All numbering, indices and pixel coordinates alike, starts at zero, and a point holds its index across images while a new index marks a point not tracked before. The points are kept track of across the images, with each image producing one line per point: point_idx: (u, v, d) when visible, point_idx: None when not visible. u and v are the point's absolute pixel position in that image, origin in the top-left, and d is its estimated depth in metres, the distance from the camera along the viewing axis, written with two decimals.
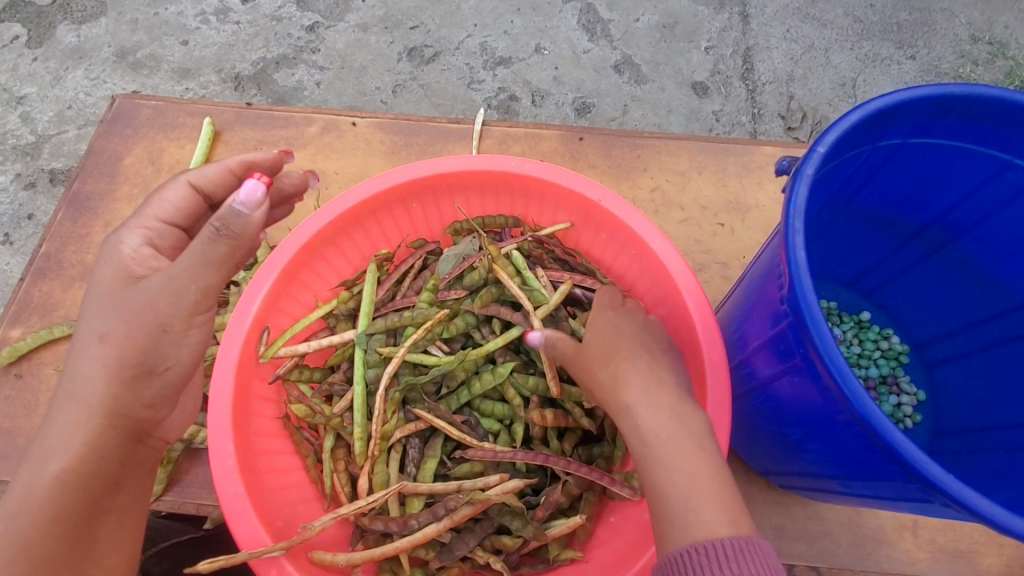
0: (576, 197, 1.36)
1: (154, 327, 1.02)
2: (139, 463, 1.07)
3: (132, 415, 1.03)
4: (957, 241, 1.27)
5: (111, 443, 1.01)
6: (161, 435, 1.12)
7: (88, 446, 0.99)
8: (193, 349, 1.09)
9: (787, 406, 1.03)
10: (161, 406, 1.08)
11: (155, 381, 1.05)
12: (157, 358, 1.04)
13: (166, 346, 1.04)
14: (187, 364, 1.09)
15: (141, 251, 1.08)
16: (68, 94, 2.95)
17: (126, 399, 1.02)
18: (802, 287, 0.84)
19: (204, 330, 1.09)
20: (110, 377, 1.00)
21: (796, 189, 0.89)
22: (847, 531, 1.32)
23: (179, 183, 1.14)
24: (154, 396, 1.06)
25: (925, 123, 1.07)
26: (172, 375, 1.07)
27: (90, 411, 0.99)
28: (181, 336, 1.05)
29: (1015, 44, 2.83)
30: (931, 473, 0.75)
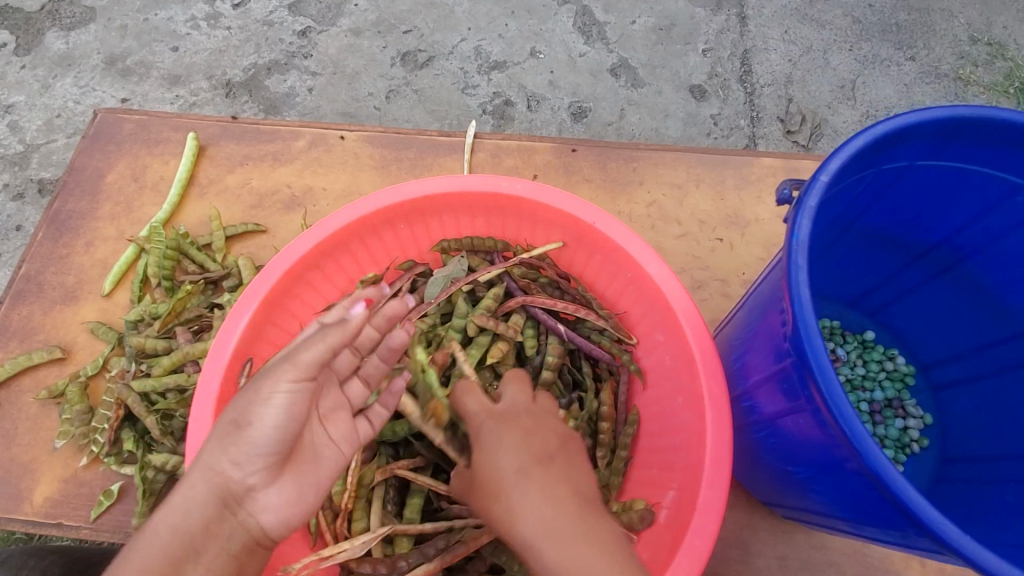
0: (569, 218, 1.32)
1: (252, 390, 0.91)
2: (224, 540, 0.91)
3: (221, 472, 0.90)
4: (965, 263, 1.23)
5: (201, 498, 0.90)
6: (256, 517, 0.93)
7: (183, 497, 0.91)
8: (284, 416, 0.90)
9: (793, 444, 0.99)
10: (252, 471, 0.91)
11: (246, 442, 0.89)
12: (250, 414, 0.89)
13: (257, 405, 0.89)
14: (281, 431, 0.90)
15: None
16: (56, 102, 2.89)
17: (220, 454, 0.90)
18: (808, 328, 0.80)
19: (295, 394, 0.90)
20: (218, 435, 0.91)
21: (799, 222, 0.85)
22: (852, 562, 1.27)
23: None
24: (242, 458, 0.90)
25: (933, 145, 1.03)
26: (264, 443, 0.90)
27: (198, 462, 0.92)
28: (267, 395, 0.89)
29: (1015, 44, 2.78)
30: (944, 532, 0.72)
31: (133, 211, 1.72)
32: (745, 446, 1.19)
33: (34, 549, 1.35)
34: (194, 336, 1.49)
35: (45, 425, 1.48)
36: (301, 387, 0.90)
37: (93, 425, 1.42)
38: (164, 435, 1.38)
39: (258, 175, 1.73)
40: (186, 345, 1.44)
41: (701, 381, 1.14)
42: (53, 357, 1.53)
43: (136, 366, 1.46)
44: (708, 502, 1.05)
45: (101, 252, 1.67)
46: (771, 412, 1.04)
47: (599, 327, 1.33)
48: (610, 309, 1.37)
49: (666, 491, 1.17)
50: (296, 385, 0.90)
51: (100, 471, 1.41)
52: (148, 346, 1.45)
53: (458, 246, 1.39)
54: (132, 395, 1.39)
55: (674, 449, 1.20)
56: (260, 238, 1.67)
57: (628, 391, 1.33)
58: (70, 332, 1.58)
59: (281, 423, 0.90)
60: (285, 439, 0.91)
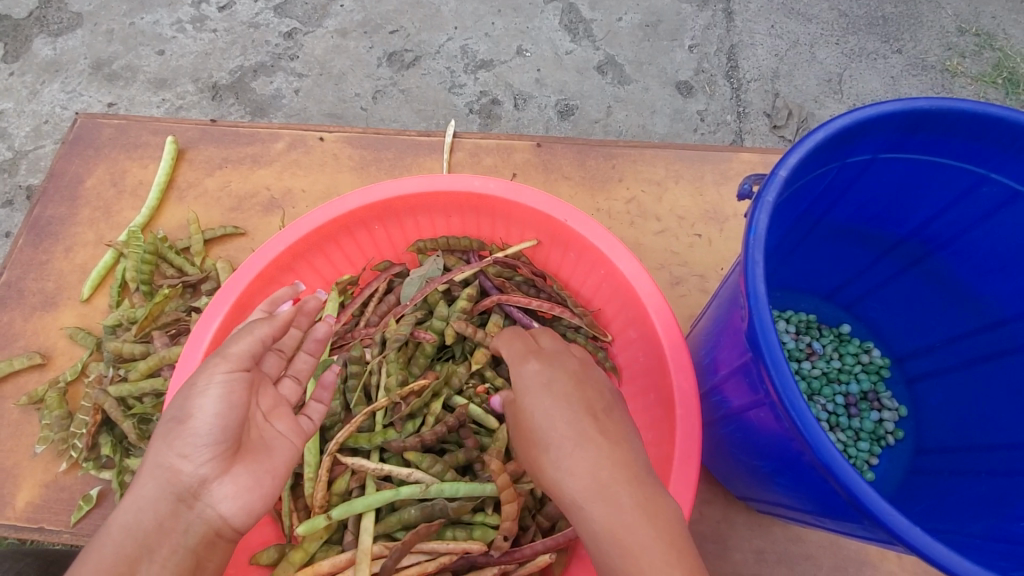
0: (542, 215, 1.32)
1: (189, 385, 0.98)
2: (183, 537, 0.92)
3: (171, 468, 0.93)
4: (935, 255, 1.24)
5: (153, 496, 0.92)
6: (215, 509, 0.94)
7: (137, 498, 0.92)
8: (223, 404, 0.96)
9: (758, 439, 1.00)
10: (201, 461, 0.94)
11: (188, 433, 0.93)
12: (190, 408, 0.95)
13: (196, 396, 0.96)
14: (222, 418, 0.95)
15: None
16: (44, 108, 2.88)
17: (165, 450, 0.94)
18: (763, 325, 0.81)
19: (229, 383, 0.98)
20: (162, 437, 0.95)
21: (756, 217, 0.86)
22: (829, 553, 1.28)
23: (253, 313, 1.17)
24: (189, 448, 0.93)
25: (896, 138, 1.04)
26: (207, 432, 0.94)
27: (148, 465, 0.94)
28: (202, 387, 0.97)
29: (1001, 35, 2.79)
30: (894, 524, 0.73)
31: (113, 216, 1.72)
32: (717, 441, 1.20)
33: (15, 555, 1.35)
34: (171, 339, 1.49)
35: (26, 431, 1.48)
36: (234, 375, 0.99)
37: (71, 431, 1.42)
38: (141, 440, 1.38)
39: (238, 177, 1.73)
40: (164, 349, 1.44)
41: (671, 377, 1.14)
42: (33, 363, 1.53)
43: (114, 370, 1.46)
44: (677, 498, 1.05)
45: (81, 257, 1.67)
46: (738, 406, 1.05)
47: (574, 326, 1.33)
48: (585, 306, 1.37)
49: None
50: (228, 374, 0.98)
51: (79, 476, 1.42)
52: (125, 351, 1.45)
53: (434, 245, 1.39)
54: (109, 399, 1.40)
55: (647, 445, 1.20)
56: (240, 241, 1.67)
57: None
58: (50, 338, 1.58)
59: (224, 410, 0.96)
60: (229, 427, 0.96)
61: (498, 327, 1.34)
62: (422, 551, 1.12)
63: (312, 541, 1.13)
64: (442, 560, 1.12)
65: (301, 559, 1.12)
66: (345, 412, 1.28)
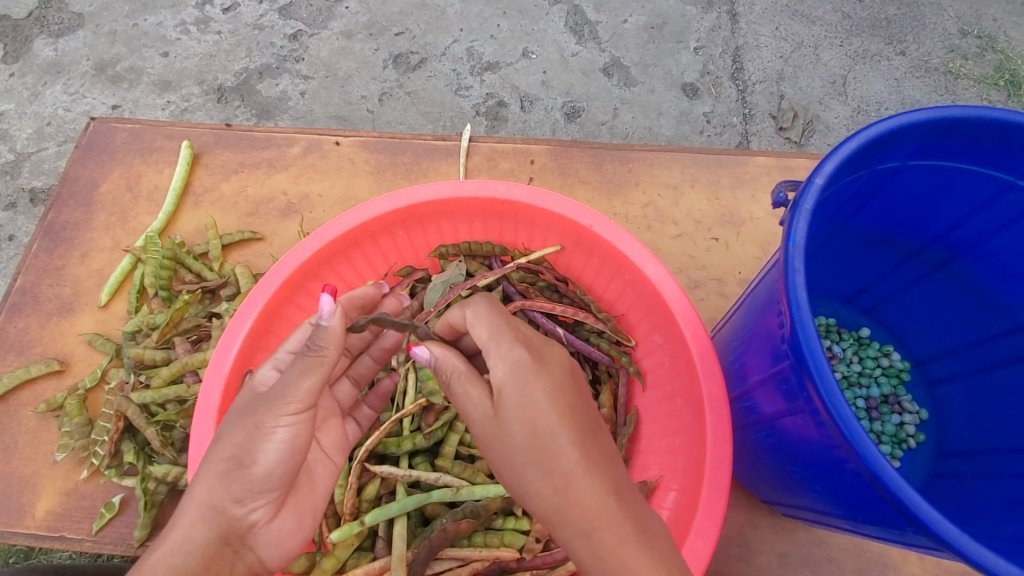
0: (567, 221, 1.32)
1: (250, 425, 0.91)
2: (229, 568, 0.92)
3: (225, 511, 0.90)
4: (958, 260, 1.25)
5: (202, 540, 0.89)
6: (256, 552, 0.95)
7: (182, 537, 0.88)
8: (286, 448, 0.93)
9: (792, 444, 1.01)
10: (255, 507, 0.93)
11: (246, 480, 0.91)
12: (254, 452, 0.91)
13: (260, 441, 0.91)
14: (283, 463, 0.94)
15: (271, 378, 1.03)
16: (46, 110, 2.87)
17: (221, 492, 0.90)
18: (805, 333, 0.82)
19: (296, 427, 0.94)
20: (214, 474, 0.90)
21: (795, 225, 0.87)
22: (852, 556, 1.29)
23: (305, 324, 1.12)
24: (247, 493, 0.92)
25: (925, 145, 1.05)
26: (265, 479, 0.93)
27: (196, 501, 0.90)
28: (269, 431, 0.92)
29: (1003, 37, 2.81)
30: (941, 530, 0.75)
31: (128, 221, 1.71)
32: (745, 445, 1.21)
33: (36, 564, 1.34)
34: (193, 345, 1.50)
35: (44, 438, 1.48)
36: (302, 419, 0.94)
37: (92, 438, 1.42)
38: (166, 447, 1.38)
39: (254, 182, 1.73)
40: (186, 355, 1.45)
41: (700, 383, 1.15)
42: (51, 370, 1.52)
43: (135, 377, 1.45)
44: (709, 504, 1.06)
45: (97, 262, 1.66)
46: (770, 412, 1.06)
47: (598, 331, 1.34)
48: (608, 311, 1.37)
49: (667, 492, 1.18)
50: (298, 418, 0.93)
51: (100, 484, 1.41)
52: (147, 357, 1.45)
53: (456, 251, 1.40)
54: (131, 407, 1.38)
55: (674, 450, 1.21)
56: (257, 246, 1.67)
57: (627, 393, 1.33)
58: (67, 344, 1.58)
59: (288, 457, 0.94)
60: (287, 472, 0.95)
61: None
62: (454, 556, 1.13)
63: (344, 549, 1.13)
64: (475, 565, 1.12)
65: (334, 567, 1.12)
66: (372, 418, 1.29)
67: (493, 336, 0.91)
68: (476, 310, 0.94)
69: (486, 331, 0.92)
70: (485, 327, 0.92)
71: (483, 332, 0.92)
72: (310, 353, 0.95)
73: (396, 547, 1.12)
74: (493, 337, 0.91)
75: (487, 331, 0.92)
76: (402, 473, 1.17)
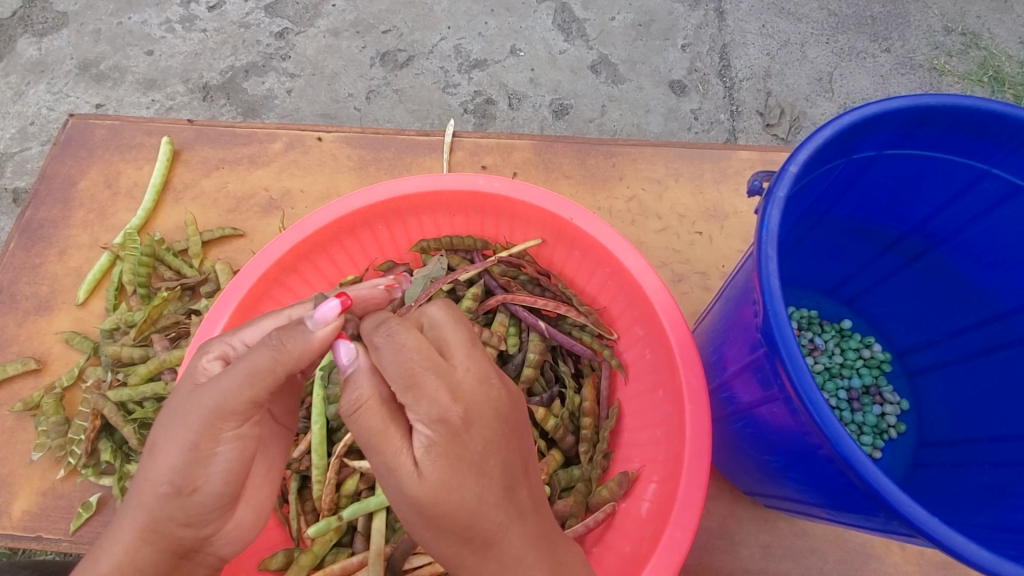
0: (547, 214, 1.32)
1: (188, 446, 0.85)
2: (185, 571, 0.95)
3: (171, 532, 0.89)
4: (936, 249, 1.26)
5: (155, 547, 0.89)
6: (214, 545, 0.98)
7: (129, 557, 0.86)
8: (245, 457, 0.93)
9: (769, 434, 1.01)
10: (205, 525, 0.92)
11: (190, 504, 0.88)
12: (196, 477, 0.87)
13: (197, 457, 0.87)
14: (229, 481, 0.91)
15: (213, 368, 0.91)
16: (29, 110, 2.83)
17: (165, 516, 0.88)
18: (777, 320, 0.82)
19: (241, 444, 0.89)
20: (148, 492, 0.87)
21: (768, 212, 0.87)
22: (834, 547, 1.29)
23: (283, 314, 0.95)
24: (195, 517, 0.90)
25: (900, 134, 1.05)
26: (212, 500, 0.90)
27: (137, 520, 0.87)
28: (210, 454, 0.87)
29: (987, 35, 2.83)
30: (914, 516, 0.74)
31: (107, 218, 1.69)
32: (726, 436, 1.21)
33: (9, 564, 1.31)
34: (171, 343, 1.47)
35: (21, 438, 1.45)
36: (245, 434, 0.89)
37: (69, 437, 1.39)
38: (141, 445, 1.37)
39: (234, 178, 1.71)
40: (164, 352, 1.43)
41: (680, 374, 1.15)
42: (29, 369, 1.50)
43: (112, 374, 1.44)
44: (688, 495, 1.06)
45: (74, 260, 1.64)
46: (748, 401, 1.06)
47: (580, 324, 1.34)
48: (590, 305, 1.37)
49: (648, 483, 1.18)
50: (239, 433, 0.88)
51: (78, 483, 1.39)
52: (124, 355, 1.43)
53: (437, 245, 1.39)
54: (108, 404, 1.38)
55: (655, 442, 1.20)
56: (238, 243, 1.65)
57: (610, 385, 1.33)
58: (44, 343, 1.55)
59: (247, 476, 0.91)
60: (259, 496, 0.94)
61: (503, 327, 1.34)
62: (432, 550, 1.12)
63: (321, 545, 1.13)
64: None
65: (311, 562, 1.11)
66: None
67: (409, 386, 0.76)
68: (399, 343, 0.77)
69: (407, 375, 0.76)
70: (399, 373, 0.76)
71: (399, 376, 0.76)
72: (269, 352, 0.82)
73: (374, 543, 1.10)
74: (412, 386, 0.76)
75: (409, 373, 0.76)
76: None
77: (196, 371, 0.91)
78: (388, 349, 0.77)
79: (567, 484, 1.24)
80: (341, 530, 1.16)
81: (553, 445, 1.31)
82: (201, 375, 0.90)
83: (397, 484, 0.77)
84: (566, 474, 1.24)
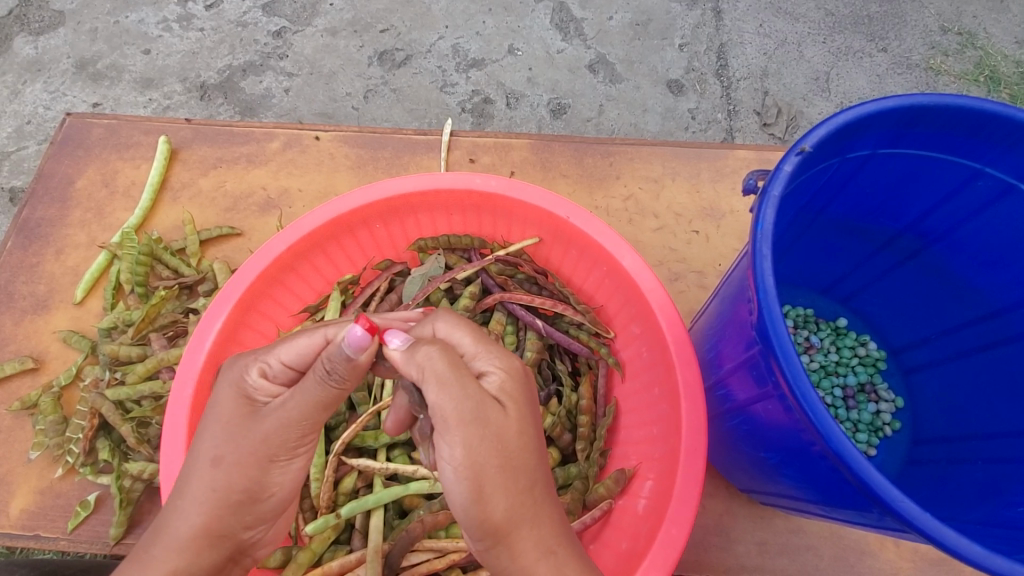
0: (544, 213, 1.32)
1: (261, 456, 0.89)
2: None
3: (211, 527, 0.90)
4: (931, 248, 1.27)
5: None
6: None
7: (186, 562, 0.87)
8: None
9: (765, 432, 1.02)
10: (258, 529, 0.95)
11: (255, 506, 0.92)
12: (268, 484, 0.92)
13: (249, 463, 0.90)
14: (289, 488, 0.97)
15: (263, 386, 0.91)
16: (26, 109, 2.83)
17: (229, 519, 0.90)
18: (772, 318, 0.82)
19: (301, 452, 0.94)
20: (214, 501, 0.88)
21: (762, 210, 0.87)
22: (830, 544, 1.30)
23: (318, 332, 0.91)
24: (256, 519, 0.94)
25: (894, 134, 1.06)
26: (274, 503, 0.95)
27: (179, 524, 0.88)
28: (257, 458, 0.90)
29: (982, 34, 2.84)
30: (907, 511, 0.75)
31: (104, 217, 1.69)
32: (722, 434, 1.22)
33: (8, 564, 1.31)
34: (169, 341, 1.48)
35: (18, 437, 1.45)
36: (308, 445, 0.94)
37: (67, 436, 1.40)
38: (140, 444, 1.37)
39: (232, 177, 1.71)
40: (161, 351, 1.43)
41: (676, 371, 1.15)
42: (26, 368, 1.50)
43: (110, 373, 1.44)
44: (684, 492, 1.06)
45: (72, 259, 1.64)
46: (743, 399, 1.07)
47: (577, 322, 1.34)
48: (587, 303, 1.37)
49: (645, 480, 1.18)
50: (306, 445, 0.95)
51: (76, 482, 1.39)
52: (122, 354, 1.44)
53: (435, 244, 1.39)
54: (106, 403, 1.37)
55: (652, 439, 1.21)
56: (236, 241, 1.65)
57: (607, 383, 1.34)
58: (41, 342, 1.55)
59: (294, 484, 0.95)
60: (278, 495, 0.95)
61: (500, 325, 1.35)
62: (430, 547, 1.13)
63: (319, 542, 1.13)
64: (452, 557, 1.12)
65: (308, 560, 1.11)
66: (350, 411, 1.27)
67: (480, 339, 0.87)
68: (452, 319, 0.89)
69: (471, 338, 0.87)
70: (468, 332, 0.87)
71: (464, 342, 0.87)
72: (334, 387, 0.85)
73: (372, 540, 1.11)
74: (482, 342, 0.87)
75: (472, 337, 0.87)
76: (378, 466, 1.17)
77: (244, 393, 0.90)
78: (448, 325, 0.89)
79: (564, 481, 1.24)
80: (339, 527, 1.16)
81: (550, 443, 1.30)
82: (257, 398, 0.91)
83: (481, 416, 0.79)
84: (562, 471, 1.25)
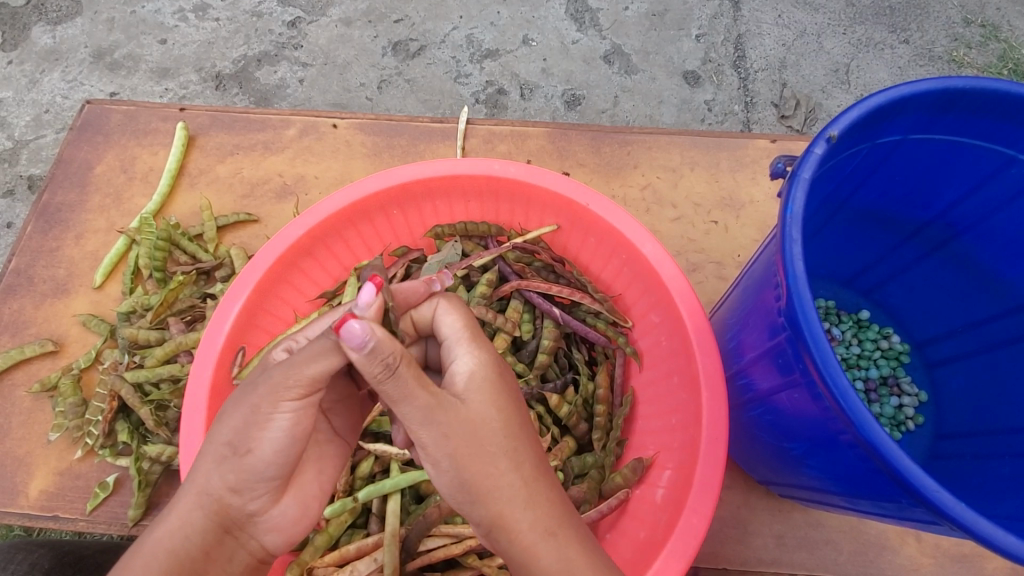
0: (564, 200, 1.31)
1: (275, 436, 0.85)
2: (216, 562, 0.90)
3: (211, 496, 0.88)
4: (960, 238, 1.24)
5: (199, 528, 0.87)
6: (246, 535, 0.93)
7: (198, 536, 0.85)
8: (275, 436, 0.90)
9: (789, 422, 1.01)
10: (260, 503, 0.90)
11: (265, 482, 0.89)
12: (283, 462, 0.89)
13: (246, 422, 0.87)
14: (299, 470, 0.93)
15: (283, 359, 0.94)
16: (44, 97, 2.85)
17: (207, 478, 0.87)
18: (802, 303, 0.81)
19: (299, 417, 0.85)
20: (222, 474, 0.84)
21: (792, 194, 0.85)
22: (849, 538, 1.28)
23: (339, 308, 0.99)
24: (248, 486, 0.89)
25: (927, 118, 1.03)
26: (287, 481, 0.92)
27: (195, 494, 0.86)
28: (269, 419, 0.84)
29: (1005, 27, 2.77)
30: (940, 502, 0.73)
31: (123, 203, 1.70)
32: (743, 423, 1.21)
33: (27, 542, 1.32)
34: (187, 326, 1.49)
35: (38, 418, 1.47)
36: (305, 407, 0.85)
37: (86, 418, 1.40)
38: (159, 426, 1.38)
39: (249, 164, 1.71)
40: (180, 335, 1.44)
41: (697, 360, 1.14)
42: (46, 351, 1.52)
43: (129, 357, 1.45)
44: (705, 481, 1.05)
45: (91, 244, 1.65)
46: (766, 388, 1.06)
47: (594, 311, 1.33)
48: (605, 292, 1.36)
49: (663, 471, 1.17)
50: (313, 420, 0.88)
51: (95, 464, 1.41)
52: (141, 337, 1.44)
53: (452, 231, 1.39)
54: (125, 385, 1.39)
55: (670, 429, 1.20)
56: (252, 228, 1.65)
57: (624, 372, 1.33)
58: (61, 326, 1.57)
59: None
60: None
61: (518, 313, 1.34)
62: (448, 532, 1.13)
63: (337, 526, 1.14)
64: (468, 543, 1.12)
65: (326, 543, 1.12)
66: None
67: (465, 330, 0.90)
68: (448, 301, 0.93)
69: (458, 323, 0.90)
70: (459, 319, 0.91)
71: (453, 329, 0.90)
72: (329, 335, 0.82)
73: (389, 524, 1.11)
74: (470, 334, 0.89)
75: (460, 322, 0.90)
76: (395, 451, 1.17)
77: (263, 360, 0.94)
78: (448, 306, 0.92)
79: (581, 471, 1.23)
80: (356, 512, 1.17)
81: (566, 432, 1.30)
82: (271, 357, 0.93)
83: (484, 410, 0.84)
84: (579, 461, 1.24)
